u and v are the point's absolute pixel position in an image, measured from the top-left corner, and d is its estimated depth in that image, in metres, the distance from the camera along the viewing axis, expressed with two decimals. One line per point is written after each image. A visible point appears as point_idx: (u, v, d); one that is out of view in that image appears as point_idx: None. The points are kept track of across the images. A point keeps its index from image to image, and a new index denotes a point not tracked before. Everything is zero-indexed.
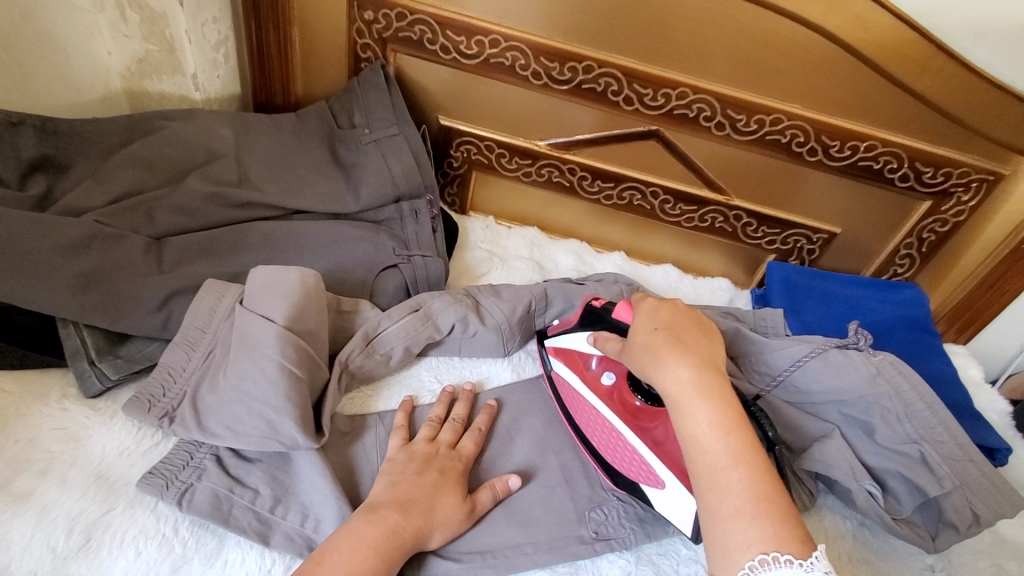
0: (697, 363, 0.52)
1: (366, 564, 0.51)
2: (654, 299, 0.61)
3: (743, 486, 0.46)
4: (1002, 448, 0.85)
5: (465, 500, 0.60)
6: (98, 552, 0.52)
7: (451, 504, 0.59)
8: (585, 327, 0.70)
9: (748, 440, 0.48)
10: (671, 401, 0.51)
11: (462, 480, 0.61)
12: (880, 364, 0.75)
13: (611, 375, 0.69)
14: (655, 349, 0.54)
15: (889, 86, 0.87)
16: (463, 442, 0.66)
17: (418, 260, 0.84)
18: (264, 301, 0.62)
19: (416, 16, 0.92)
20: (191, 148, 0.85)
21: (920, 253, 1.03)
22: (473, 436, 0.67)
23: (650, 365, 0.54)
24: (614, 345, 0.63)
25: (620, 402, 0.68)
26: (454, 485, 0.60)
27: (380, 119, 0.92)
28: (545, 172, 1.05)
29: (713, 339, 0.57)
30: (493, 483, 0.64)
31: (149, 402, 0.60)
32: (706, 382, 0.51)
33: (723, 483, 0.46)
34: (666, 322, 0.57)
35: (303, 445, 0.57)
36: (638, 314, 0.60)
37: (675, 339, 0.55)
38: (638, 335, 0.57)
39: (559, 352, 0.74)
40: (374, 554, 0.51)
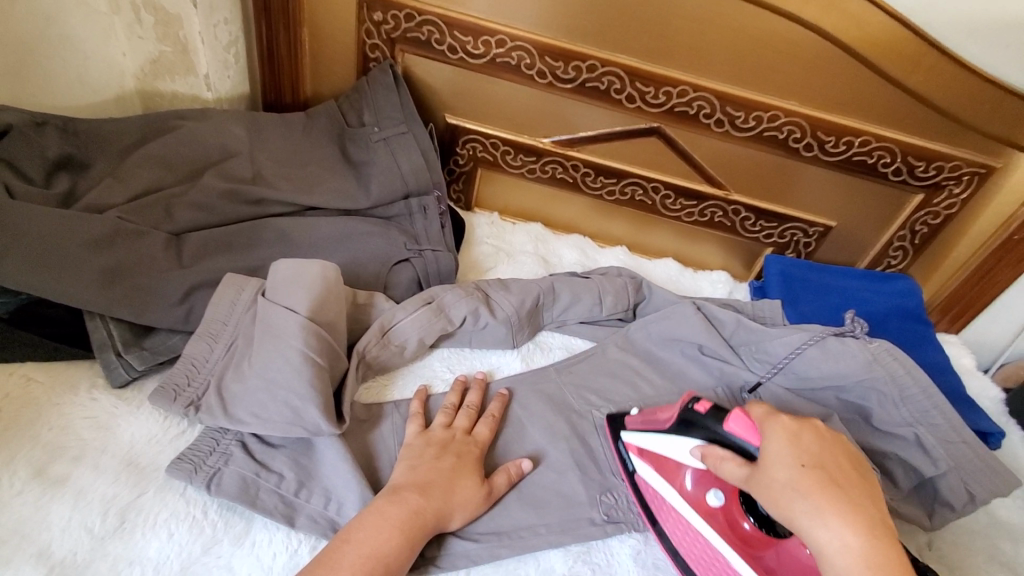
0: (866, 527, 0.48)
1: (392, 543, 0.53)
2: (789, 419, 0.55)
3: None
4: (994, 432, 0.89)
5: (483, 484, 0.63)
6: (133, 534, 0.54)
7: (469, 488, 0.61)
8: (689, 435, 0.62)
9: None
10: (833, 573, 0.47)
11: (479, 463, 0.64)
12: (875, 350, 0.76)
13: (717, 495, 0.63)
14: (813, 498, 0.49)
15: (884, 84, 0.90)
16: (477, 428, 0.68)
17: (428, 254, 0.87)
18: (285, 293, 0.64)
19: (424, 17, 0.94)
20: (206, 146, 0.87)
21: (913, 245, 1.06)
22: (487, 423, 0.69)
23: (808, 517, 0.48)
24: (734, 471, 0.56)
25: (728, 528, 0.61)
26: (471, 467, 0.63)
27: (389, 118, 0.95)
28: (549, 169, 1.08)
29: (871, 483, 0.52)
30: (507, 467, 0.66)
31: (175, 391, 0.62)
32: (874, 550, 0.47)
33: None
34: (815, 458, 0.52)
35: (326, 431, 0.60)
36: (769, 438, 0.54)
37: (832, 487, 0.50)
38: (782, 469, 0.51)
39: (644, 452, 0.68)
40: (398, 532, 0.54)
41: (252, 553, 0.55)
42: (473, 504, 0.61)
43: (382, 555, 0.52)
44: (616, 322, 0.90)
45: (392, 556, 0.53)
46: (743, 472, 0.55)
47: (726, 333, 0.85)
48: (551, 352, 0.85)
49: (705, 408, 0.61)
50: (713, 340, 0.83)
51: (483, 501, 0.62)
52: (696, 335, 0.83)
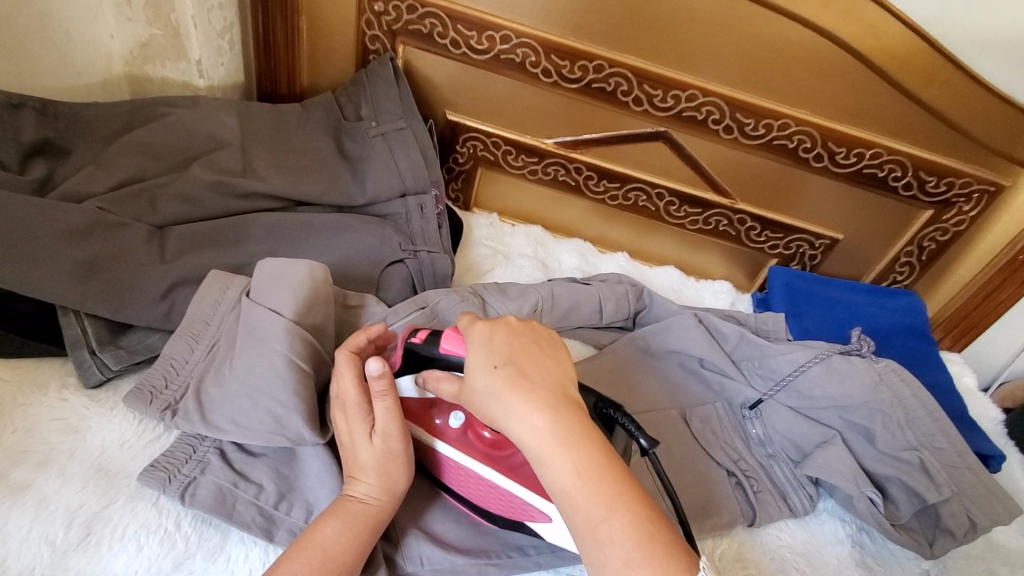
0: (550, 403, 0.47)
1: (340, 538, 0.50)
2: (484, 324, 0.51)
3: (624, 533, 0.43)
4: (996, 455, 0.86)
5: (374, 436, 0.54)
6: (98, 547, 0.51)
7: (367, 449, 0.54)
8: (407, 369, 0.58)
9: (617, 481, 0.45)
10: (530, 454, 0.46)
11: (363, 412, 0.54)
12: (882, 371, 0.76)
13: (458, 417, 0.60)
14: (505, 397, 0.47)
15: (897, 95, 0.87)
16: (376, 414, 0.54)
17: (424, 255, 0.84)
18: (270, 294, 0.61)
19: (427, 9, 0.91)
20: (194, 135, 0.84)
21: (920, 261, 1.04)
22: (385, 400, 0.53)
23: (501, 412, 0.47)
24: (448, 388, 0.52)
25: (472, 441, 0.59)
26: (357, 421, 0.54)
27: (387, 113, 0.92)
28: (551, 171, 1.05)
29: (558, 353, 0.51)
30: (376, 390, 0.53)
31: (151, 393, 0.59)
32: (560, 421, 0.46)
33: (604, 535, 0.44)
34: (506, 355, 0.49)
35: (309, 440, 0.56)
36: (469, 346, 0.50)
37: (518, 374, 0.48)
38: (478, 375, 0.48)
39: None
40: (341, 523, 0.51)
41: (227, 570, 0.52)
42: (384, 462, 0.54)
43: (335, 549, 0.49)
44: (616, 329, 0.89)
45: (351, 552, 0.50)
46: (455, 385, 0.51)
47: (729, 347, 0.83)
48: None
49: (420, 337, 0.56)
50: (715, 354, 0.81)
51: (398, 445, 0.54)
52: (697, 348, 0.81)
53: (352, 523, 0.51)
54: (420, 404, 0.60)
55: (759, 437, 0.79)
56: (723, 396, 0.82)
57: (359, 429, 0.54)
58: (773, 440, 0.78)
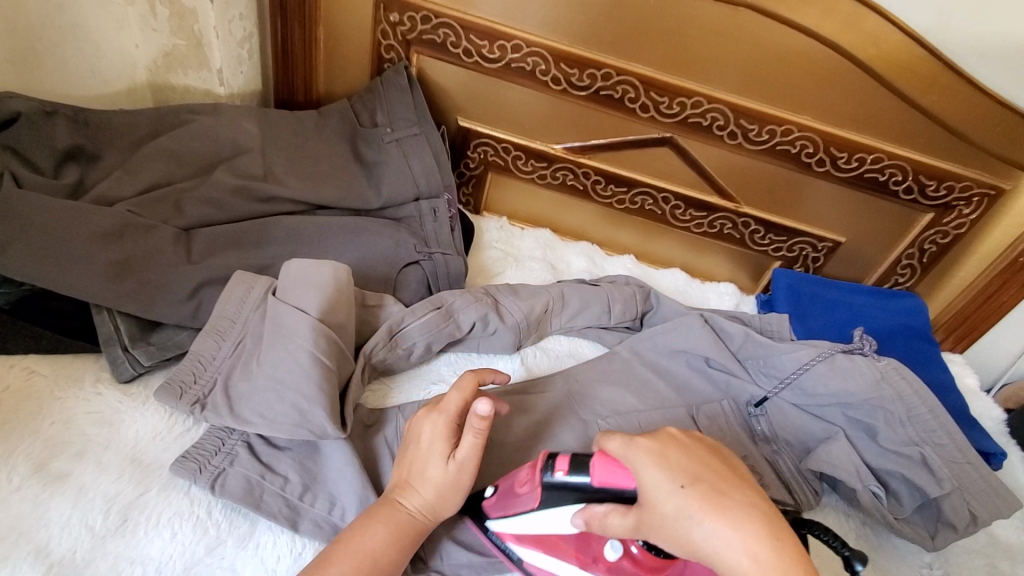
0: (757, 529, 0.43)
1: (387, 548, 0.53)
2: (647, 439, 0.49)
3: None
4: (997, 452, 0.88)
5: (449, 459, 0.57)
6: (135, 533, 0.53)
7: (439, 471, 0.56)
8: (557, 507, 0.54)
9: None
10: None
11: (450, 438, 0.57)
12: (884, 369, 0.77)
13: (615, 546, 0.57)
14: (705, 522, 0.44)
15: (897, 102, 0.90)
16: (462, 445, 0.57)
17: (438, 257, 0.86)
18: (295, 293, 0.64)
19: (441, 19, 0.94)
20: (217, 142, 0.87)
21: (921, 264, 1.06)
22: (475, 436, 0.56)
23: (704, 540, 0.43)
24: (619, 523, 0.49)
25: (632, 570, 0.56)
26: (439, 442, 0.57)
27: (402, 119, 0.95)
28: (559, 175, 1.08)
29: (743, 475, 0.49)
30: (471, 423, 0.55)
31: (181, 388, 0.61)
32: (778, 555, 0.42)
33: None
34: (691, 474, 0.46)
35: (331, 434, 0.59)
36: (639, 469, 0.47)
37: (714, 496, 0.45)
38: (665, 500, 0.45)
39: (523, 537, 0.59)
40: (390, 534, 0.53)
41: (256, 556, 0.54)
42: (445, 487, 0.56)
43: (381, 558, 0.52)
44: (624, 330, 0.90)
45: (390, 561, 0.53)
46: (628, 521, 0.48)
47: (734, 346, 0.86)
48: (558, 359, 0.85)
49: (563, 470, 0.53)
50: (721, 353, 0.84)
51: (461, 475, 0.57)
52: (703, 347, 0.84)
53: (398, 533, 0.54)
54: (571, 537, 0.58)
55: (764, 434, 0.81)
56: (729, 394, 0.84)
57: (438, 450, 0.57)
58: (779, 437, 0.80)
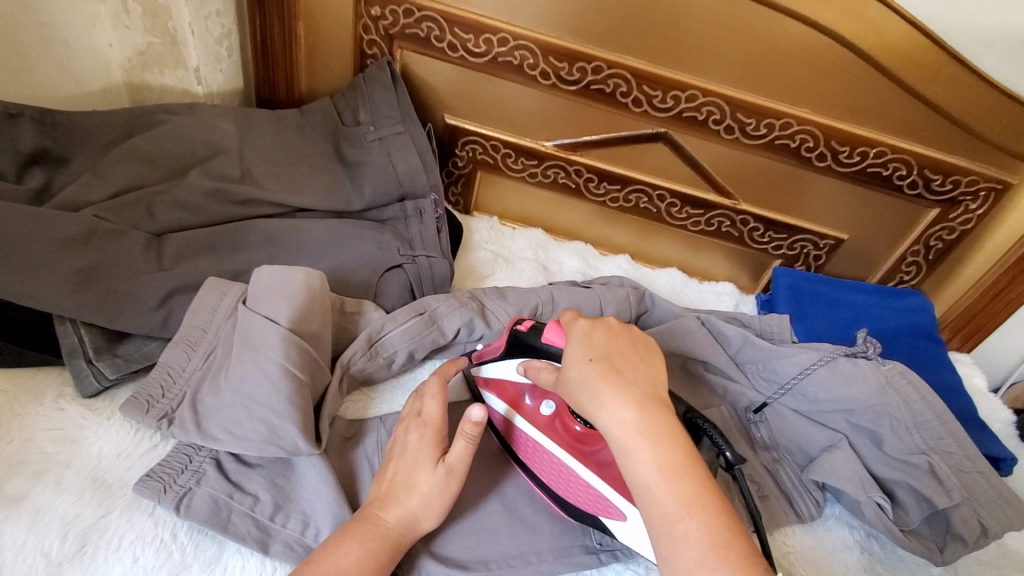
0: (640, 401, 0.46)
1: (362, 566, 0.49)
2: (583, 320, 0.52)
3: (698, 537, 0.42)
4: (1007, 457, 0.85)
5: (437, 465, 0.55)
6: (94, 558, 0.50)
7: (428, 478, 0.55)
8: (512, 355, 0.63)
9: (701, 483, 0.44)
10: (613, 445, 0.46)
11: (438, 443, 0.57)
12: (888, 374, 0.74)
13: (550, 405, 0.64)
14: (595, 386, 0.47)
15: (901, 93, 0.86)
16: (451, 449, 0.56)
17: (422, 260, 0.83)
18: (266, 302, 0.60)
19: (424, 12, 0.91)
20: (192, 142, 0.84)
21: (926, 261, 1.02)
22: (465, 441, 0.55)
23: (591, 403, 0.47)
24: (547, 377, 0.55)
25: (562, 432, 0.62)
26: (427, 447, 0.56)
27: (385, 117, 0.91)
28: (551, 173, 1.04)
29: (654, 357, 0.51)
30: (462, 428, 0.55)
31: (148, 402, 0.58)
32: (647, 420, 0.45)
33: (676, 534, 0.42)
34: (601, 351, 0.49)
35: (304, 451, 0.56)
36: (569, 339, 0.52)
37: (611, 369, 0.48)
38: (574, 365, 0.49)
39: (489, 382, 0.68)
40: (366, 552, 0.50)
41: None
42: (433, 496, 0.54)
43: (355, 575, 0.48)
44: None
45: None
46: (551, 376, 0.55)
47: (732, 350, 0.82)
48: None
49: (524, 327, 0.61)
50: (718, 358, 0.80)
51: (448, 484, 0.55)
52: (699, 352, 0.80)
53: (373, 550, 0.50)
54: (523, 388, 0.65)
55: (764, 442, 0.77)
56: (727, 399, 0.80)
57: (426, 455, 0.56)
58: (780, 444, 0.77)
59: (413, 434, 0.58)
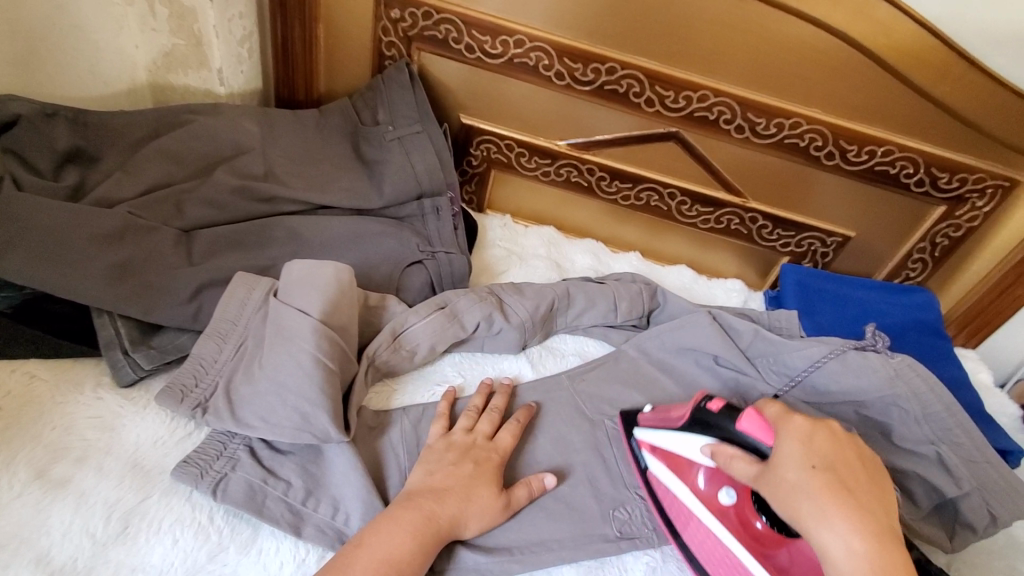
0: (870, 533, 0.48)
1: (413, 557, 0.52)
2: (803, 421, 0.55)
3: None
4: (1014, 450, 0.86)
5: (501, 494, 0.61)
6: (136, 540, 0.52)
7: (490, 498, 0.60)
8: (698, 432, 0.63)
9: None
10: (836, 573, 0.47)
11: (499, 474, 0.62)
12: (898, 366, 0.75)
13: (730, 493, 0.62)
14: (823, 501, 0.49)
15: (909, 93, 0.88)
16: (516, 490, 0.63)
17: (441, 256, 0.85)
18: (296, 294, 0.62)
19: (442, 15, 0.93)
20: (218, 141, 0.86)
21: (933, 258, 1.04)
22: (527, 485, 0.63)
23: (812, 518, 0.49)
24: (743, 468, 0.57)
25: (739, 523, 0.61)
26: (485, 471, 0.61)
27: (404, 117, 0.94)
28: (564, 172, 1.06)
29: (879, 479, 0.53)
30: (529, 480, 0.64)
31: (182, 392, 0.60)
32: (883, 556, 0.47)
33: None
34: (826, 461, 0.52)
35: (334, 437, 0.58)
36: (781, 440, 0.54)
37: (842, 489, 0.50)
38: (794, 470, 0.52)
39: (656, 449, 0.68)
40: (414, 540, 0.53)
41: (259, 562, 0.53)
42: (490, 514, 0.59)
43: (407, 565, 0.51)
44: (630, 328, 0.90)
45: (416, 566, 0.52)
46: (753, 469, 0.56)
47: (743, 344, 0.84)
48: (564, 358, 0.84)
49: (717, 407, 0.62)
50: (730, 351, 0.82)
51: (502, 512, 0.60)
52: (712, 345, 0.82)
53: (421, 540, 0.53)
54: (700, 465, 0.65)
55: None
56: (739, 392, 0.83)
57: (486, 477, 0.61)
58: None
59: (479, 453, 0.63)
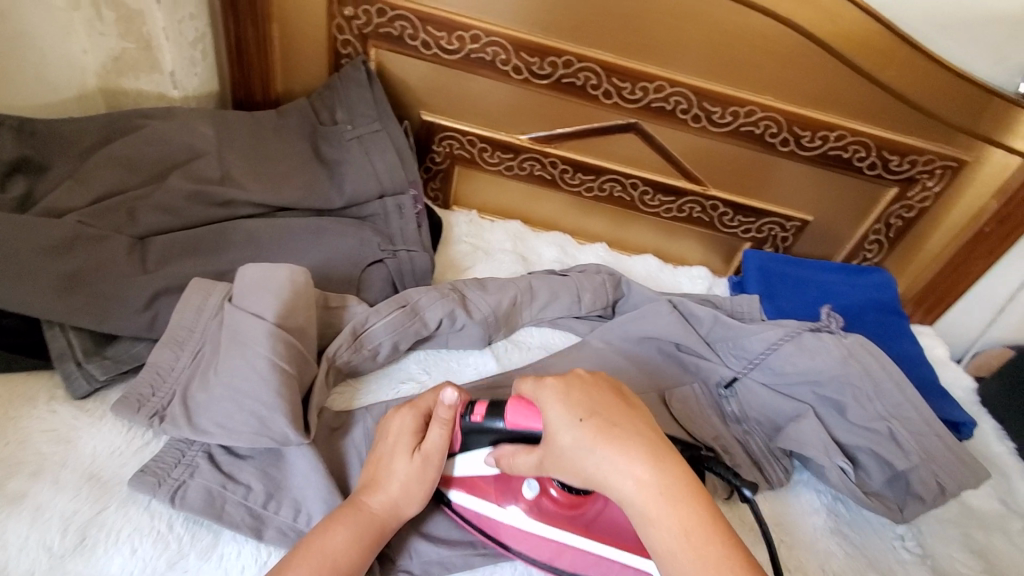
0: (646, 455, 0.48)
1: (347, 550, 0.52)
2: (554, 380, 0.53)
3: None
4: (966, 422, 0.90)
5: (414, 454, 0.58)
6: (94, 550, 0.52)
7: (404, 467, 0.57)
8: (479, 445, 0.61)
9: (719, 536, 0.46)
10: (634, 512, 0.47)
11: (416, 432, 0.59)
12: (850, 346, 0.79)
13: (532, 486, 0.61)
14: (597, 447, 0.48)
15: (858, 79, 0.90)
16: (429, 436, 0.58)
17: (403, 254, 0.85)
18: (251, 298, 0.62)
19: (397, 11, 0.92)
20: (171, 146, 0.85)
21: (888, 239, 1.07)
22: (442, 427, 0.59)
23: (602, 470, 0.48)
24: (526, 461, 0.55)
25: (551, 507, 0.61)
26: (406, 437, 0.59)
27: (362, 116, 0.94)
28: (527, 166, 1.07)
29: (639, 405, 0.53)
30: (437, 415, 0.59)
31: (139, 401, 0.61)
32: (663, 475, 0.47)
33: None
34: (588, 408, 0.50)
35: (294, 440, 0.58)
36: (545, 405, 0.52)
37: (608, 425, 0.49)
38: (564, 433, 0.50)
39: (455, 480, 0.63)
40: (352, 535, 0.52)
41: (220, 567, 0.54)
42: (411, 479, 0.57)
43: (343, 560, 0.51)
44: (595, 318, 0.91)
45: (353, 563, 0.52)
46: (534, 458, 0.55)
47: (704, 330, 0.86)
48: (529, 351, 0.85)
49: (479, 415, 0.58)
50: (690, 338, 0.85)
51: (425, 470, 0.58)
52: (673, 334, 0.85)
53: (357, 531, 0.53)
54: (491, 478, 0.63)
55: (735, 415, 0.82)
56: (699, 376, 0.85)
57: (404, 444, 0.58)
58: (749, 416, 0.81)
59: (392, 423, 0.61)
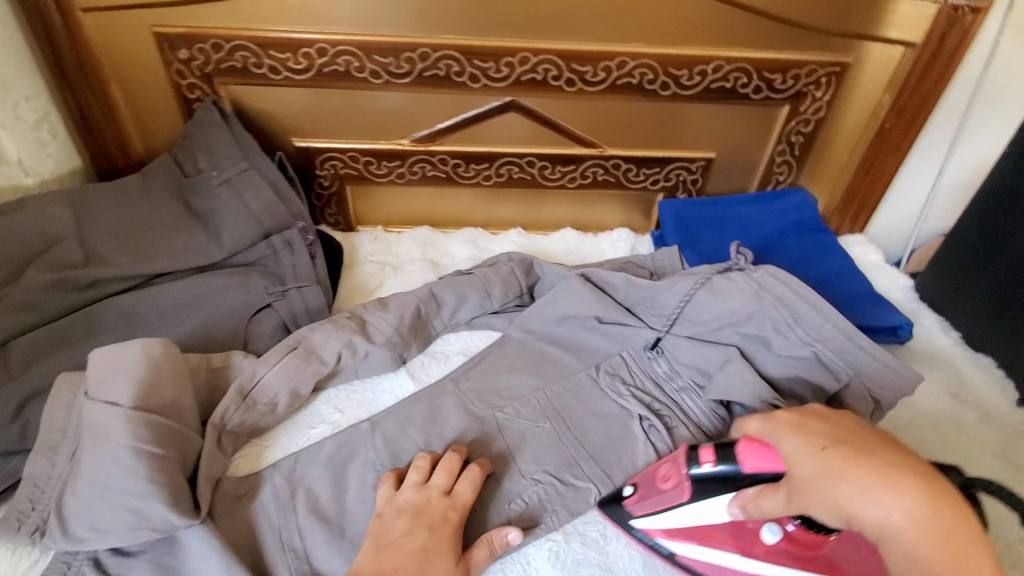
0: (913, 487, 0.46)
1: None
2: (787, 415, 0.56)
3: None
4: (903, 324, 0.89)
5: (458, 563, 0.58)
6: None
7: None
8: (709, 497, 0.58)
9: None
10: (894, 546, 0.45)
11: (458, 535, 0.60)
12: (760, 278, 0.75)
13: (772, 528, 0.59)
14: (851, 476, 0.47)
15: (718, 6, 0.87)
16: (475, 556, 0.59)
17: (292, 293, 0.81)
18: (106, 385, 0.58)
19: (234, 42, 0.87)
20: (25, 239, 0.79)
21: (795, 157, 1.04)
22: (486, 548, 0.60)
23: (853, 499, 0.46)
24: (774, 503, 0.52)
25: (790, 549, 0.58)
26: (444, 545, 0.59)
27: (226, 158, 0.88)
28: (417, 169, 1.02)
29: (895, 442, 0.52)
30: (488, 538, 0.61)
31: (19, 519, 0.57)
32: (936, 511, 0.44)
33: None
34: (833, 439, 0.51)
35: (179, 525, 0.55)
36: (783, 438, 0.54)
37: (857, 455, 0.49)
38: (806, 461, 0.50)
39: (672, 531, 0.62)
40: None
41: None
42: None
43: None
44: (515, 309, 0.88)
45: None
46: (779, 499, 0.51)
47: (621, 296, 0.85)
48: (449, 360, 0.82)
49: (711, 461, 0.57)
50: (609, 308, 0.82)
51: None
52: (589, 307, 0.82)
53: None
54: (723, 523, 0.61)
55: (666, 374, 0.81)
56: (626, 343, 0.83)
57: (448, 552, 0.58)
58: (678, 373, 0.80)
59: (434, 514, 0.60)
